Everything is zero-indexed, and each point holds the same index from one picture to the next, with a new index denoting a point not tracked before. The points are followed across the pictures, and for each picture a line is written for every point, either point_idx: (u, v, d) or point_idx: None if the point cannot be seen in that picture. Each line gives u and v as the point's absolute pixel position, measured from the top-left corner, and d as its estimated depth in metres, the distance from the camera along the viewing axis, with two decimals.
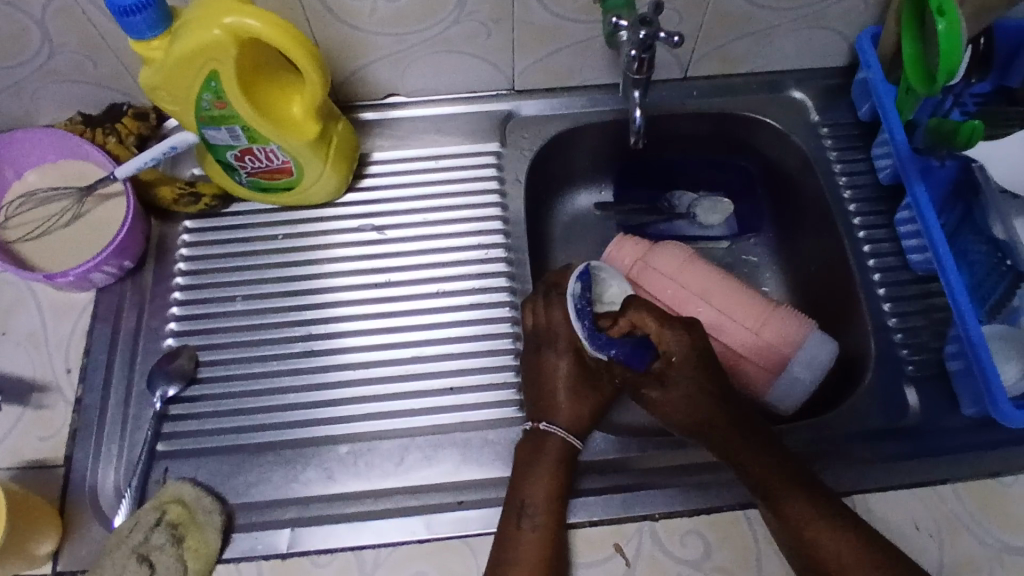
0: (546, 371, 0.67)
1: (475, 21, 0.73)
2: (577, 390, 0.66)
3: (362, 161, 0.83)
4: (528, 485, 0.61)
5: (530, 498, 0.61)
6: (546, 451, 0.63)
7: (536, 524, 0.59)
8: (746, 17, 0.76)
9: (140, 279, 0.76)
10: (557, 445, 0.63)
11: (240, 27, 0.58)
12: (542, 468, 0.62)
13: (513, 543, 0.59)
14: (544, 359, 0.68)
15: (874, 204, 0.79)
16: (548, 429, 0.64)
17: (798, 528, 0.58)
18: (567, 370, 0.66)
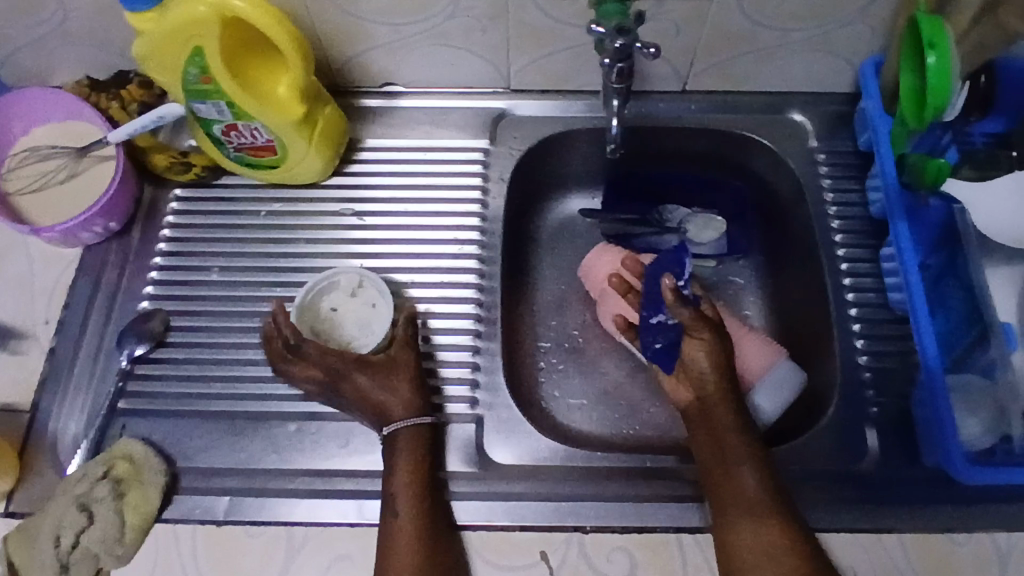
0: (358, 399, 0.66)
1: (471, 17, 0.73)
2: (384, 386, 0.66)
3: (353, 147, 0.83)
4: (396, 474, 0.62)
5: (396, 488, 0.61)
6: (402, 445, 0.63)
7: (403, 514, 0.60)
8: (747, 33, 0.74)
9: (125, 241, 0.79)
10: (408, 436, 0.64)
11: (225, 7, 0.60)
12: (403, 459, 0.63)
13: (393, 533, 0.59)
14: (343, 392, 0.66)
15: (861, 238, 0.77)
16: (395, 429, 0.64)
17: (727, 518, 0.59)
18: (364, 380, 0.66)
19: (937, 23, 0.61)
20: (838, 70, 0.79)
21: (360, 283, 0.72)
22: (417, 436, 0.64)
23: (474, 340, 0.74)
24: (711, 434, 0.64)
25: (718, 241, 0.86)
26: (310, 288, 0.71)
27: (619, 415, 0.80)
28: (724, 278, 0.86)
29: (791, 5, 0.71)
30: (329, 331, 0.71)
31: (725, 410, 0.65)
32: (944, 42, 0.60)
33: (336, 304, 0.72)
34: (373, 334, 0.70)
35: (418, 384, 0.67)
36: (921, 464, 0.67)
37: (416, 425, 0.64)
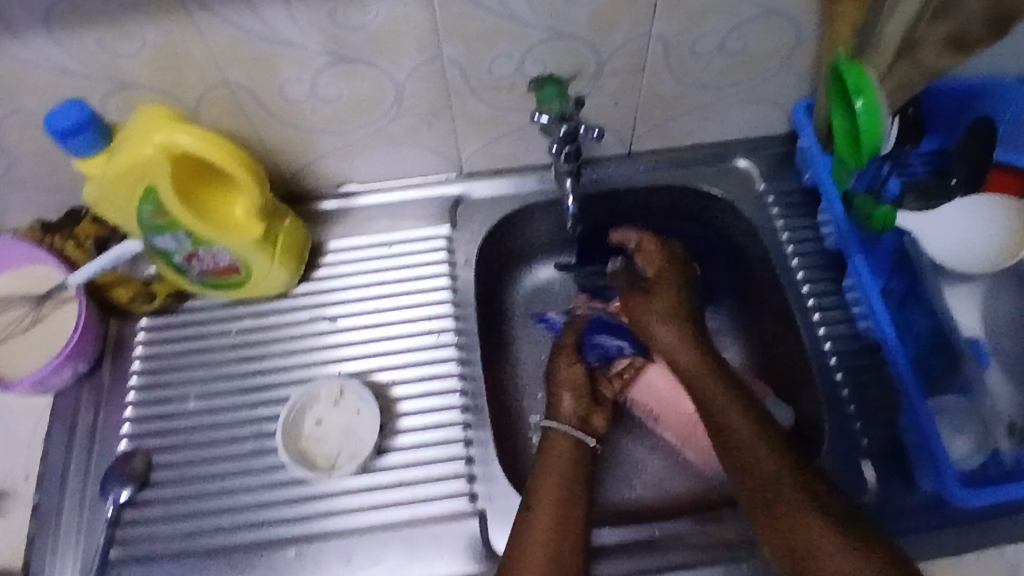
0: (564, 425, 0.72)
1: (416, 115, 0.75)
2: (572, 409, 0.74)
3: (315, 251, 0.83)
4: (524, 548, 0.63)
5: (524, 563, 0.63)
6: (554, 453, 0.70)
7: None
8: (681, 94, 0.78)
9: (95, 381, 0.77)
10: (565, 441, 0.71)
11: (172, 144, 0.61)
12: (553, 468, 0.68)
13: None
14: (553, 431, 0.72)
15: (823, 271, 0.79)
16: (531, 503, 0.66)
17: (773, 523, 0.62)
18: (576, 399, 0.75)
19: (859, 71, 0.63)
20: (772, 117, 0.83)
21: (341, 392, 0.71)
22: (574, 445, 0.71)
23: (463, 431, 0.72)
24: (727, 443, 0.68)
25: None
26: (291, 405, 0.70)
27: (620, 480, 0.80)
28: None
29: (719, 64, 0.74)
30: (312, 449, 0.70)
31: (677, 332, 0.76)
32: (868, 86, 0.62)
33: (319, 417, 0.71)
34: (360, 442, 0.70)
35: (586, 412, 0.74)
36: (918, 489, 0.68)
37: (573, 432, 0.72)
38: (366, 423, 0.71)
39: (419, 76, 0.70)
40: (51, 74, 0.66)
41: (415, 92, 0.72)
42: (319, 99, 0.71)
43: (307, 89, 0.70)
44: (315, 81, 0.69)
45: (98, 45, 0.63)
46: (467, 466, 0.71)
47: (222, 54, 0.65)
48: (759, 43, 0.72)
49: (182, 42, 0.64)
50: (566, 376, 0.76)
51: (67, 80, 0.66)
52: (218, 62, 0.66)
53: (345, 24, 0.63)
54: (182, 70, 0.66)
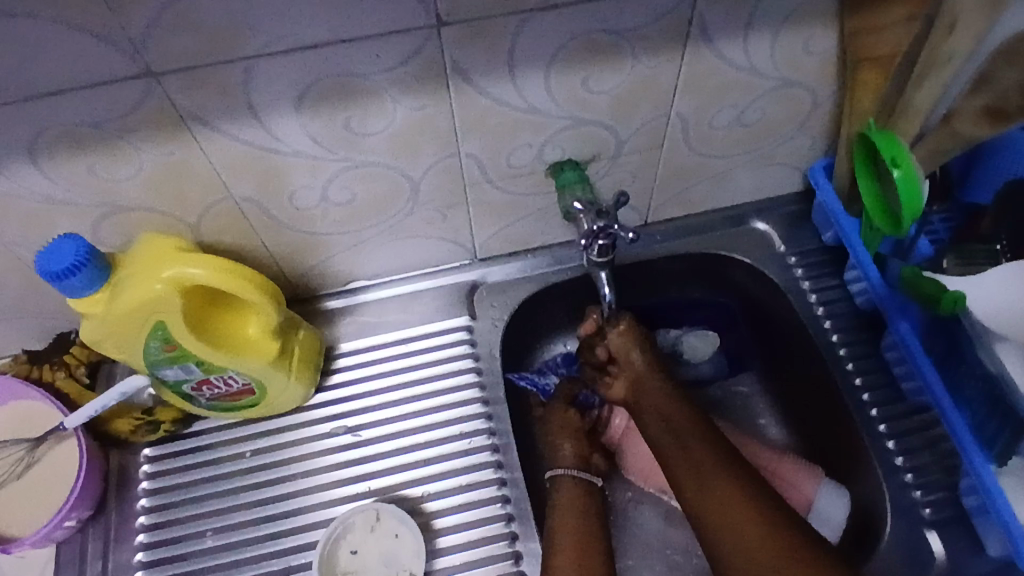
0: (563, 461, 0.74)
1: (430, 209, 0.72)
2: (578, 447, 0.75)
3: (328, 354, 0.78)
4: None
5: None
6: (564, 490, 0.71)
7: None
8: (699, 165, 0.75)
9: (101, 524, 0.70)
10: (570, 484, 0.72)
11: (183, 277, 0.56)
12: (565, 508, 0.70)
13: None
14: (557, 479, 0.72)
15: (856, 332, 0.77)
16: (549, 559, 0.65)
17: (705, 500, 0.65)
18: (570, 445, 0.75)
19: (893, 139, 0.62)
20: (789, 177, 0.81)
21: (378, 517, 0.66)
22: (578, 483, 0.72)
23: (511, 545, 0.68)
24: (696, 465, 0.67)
25: (714, 360, 0.87)
26: (327, 534, 0.65)
27: (666, 568, 0.77)
28: (728, 390, 0.87)
29: (738, 134, 0.72)
30: None
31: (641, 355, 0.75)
32: (904, 157, 0.61)
33: (357, 546, 0.66)
34: (404, 569, 0.65)
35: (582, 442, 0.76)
36: (988, 558, 0.65)
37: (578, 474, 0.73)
38: (408, 548, 0.65)
39: (434, 172, 0.67)
40: (38, 204, 0.60)
41: (430, 188, 0.69)
42: (330, 203, 0.67)
43: (317, 194, 0.66)
44: (326, 187, 0.65)
45: (90, 173, 0.58)
46: None
47: (228, 171, 0.61)
48: (777, 113, 0.71)
49: (184, 162, 0.60)
50: (561, 421, 0.77)
51: (55, 210, 0.61)
52: (223, 178, 0.62)
53: (358, 130, 0.60)
54: (183, 188, 0.62)
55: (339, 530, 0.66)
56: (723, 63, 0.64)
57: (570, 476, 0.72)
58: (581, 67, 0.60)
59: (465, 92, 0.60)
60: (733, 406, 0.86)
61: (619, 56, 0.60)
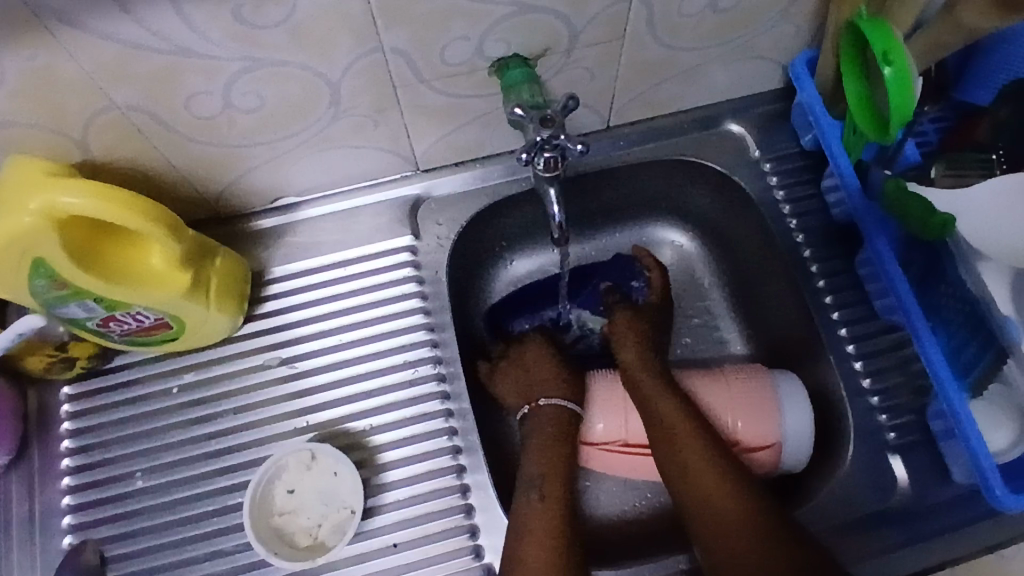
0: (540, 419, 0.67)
1: (358, 115, 0.63)
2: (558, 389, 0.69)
3: (258, 280, 0.71)
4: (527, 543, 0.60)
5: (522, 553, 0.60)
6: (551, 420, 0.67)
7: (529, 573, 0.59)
8: (665, 59, 0.66)
9: (24, 468, 0.66)
10: (549, 423, 0.67)
11: (55, 207, 0.48)
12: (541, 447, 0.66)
13: None
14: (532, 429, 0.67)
15: (832, 246, 0.72)
16: (523, 511, 0.62)
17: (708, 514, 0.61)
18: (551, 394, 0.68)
19: (886, 30, 0.54)
20: (767, 73, 0.72)
21: (313, 456, 0.62)
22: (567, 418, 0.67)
23: (459, 479, 0.65)
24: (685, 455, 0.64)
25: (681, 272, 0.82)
26: (258, 477, 0.61)
27: (625, 491, 0.74)
28: (697, 302, 0.81)
29: (709, 22, 0.63)
30: (292, 523, 0.61)
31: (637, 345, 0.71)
32: (898, 51, 0.53)
33: (294, 485, 0.62)
34: (344, 506, 0.61)
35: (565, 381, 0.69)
36: (951, 483, 0.63)
37: (571, 407, 0.67)
38: (348, 486, 0.61)
39: (355, 71, 0.58)
40: None
41: (354, 90, 0.60)
42: (237, 111, 0.58)
43: (219, 100, 0.57)
44: (228, 92, 0.56)
45: None
46: (467, 518, 0.63)
47: (103, 75, 0.52)
48: None
49: (49, 68, 0.50)
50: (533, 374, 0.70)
51: None
52: (100, 83, 0.52)
53: (255, 22, 0.51)
54: (56, 98, 0.53)
55: (272, 472, 0.61)
56: None
57: (552, 409, 0.67)
58: None
59: None
60: (699, 321, 0.81)
61: None
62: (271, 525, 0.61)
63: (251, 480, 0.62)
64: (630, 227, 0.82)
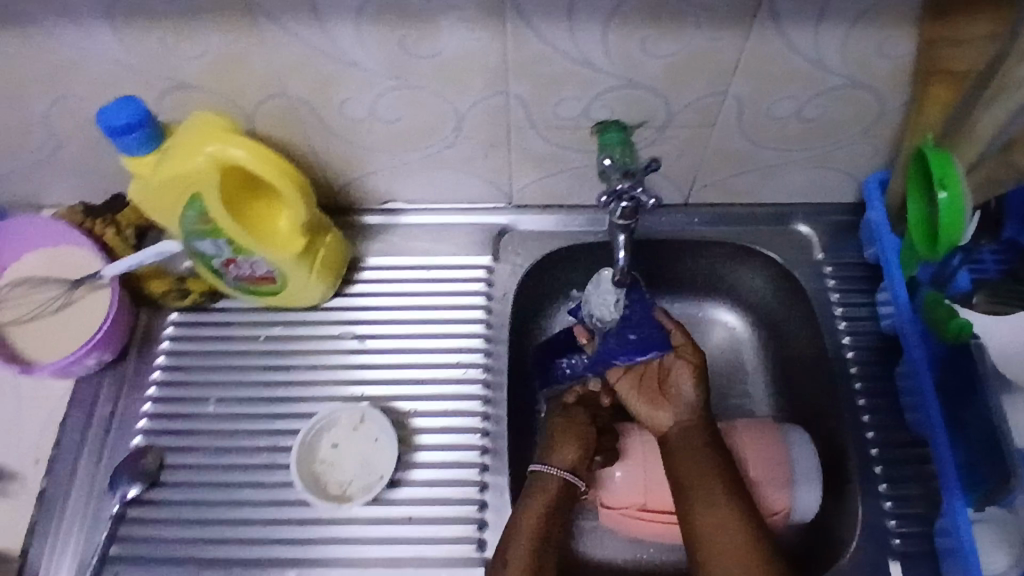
0: (542, 481, 0.69)
1: (473, 144, 0.73)
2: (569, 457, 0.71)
3: (353, 266, 0.81)
4: None
5: None
6: (546, 487, 0.69)
7: None
8: (748, 153, 0.74)
9: (119, 371, 0.76)
10: (553, 487, 0.69)
11: (224, 155, 0.60)
12: (534, 507, 0.67)
13: None
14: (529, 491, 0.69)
15: (875, 354, 0.76)
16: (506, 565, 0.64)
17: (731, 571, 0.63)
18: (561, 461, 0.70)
19: (948, 160, 0.60)
20: (842, 186, 0.79)
21: (362, 418, 0.71)
22: (565, 488, 0.69)
23: (480, 475, 0.71)
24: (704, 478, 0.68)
25: (727, 349, 0.87)
26: (311, 425, 0.70)
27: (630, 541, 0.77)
28: (738, 383, 0.85)
29: (793, 129, 0.71)
30: (328, 472, 0.70)
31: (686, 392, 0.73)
32: (954, 180, 0.59)
33: (338, 441, 0.71)
34: (377, 472, 0.70)
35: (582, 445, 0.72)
36: None
37: (563, 475, 0.69)
38: (381, 454, 0.71)
39: (480, 107, 0.68)
40: (109, 66, 0.65)
41: (476, 122, 0.70)
42: (378, 120, 0.70)
43: (366, 108, 0.68)
44: (375, 102, 0.68)
45: (161, 46, 0.62)
46: (479, 511, 0.69)
47: (285, 67, 0.64)
48: (838, 113, 0.69)
49: (246, 52, 0.63)
50: (558, 433, 0.73)
51: (125, 76, 0.66)
52: (280, 72, 0.65)
53: (415, 52, 0.63)
54: (244, 77, 0.65)
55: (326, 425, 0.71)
56: (789, 49, 0.62)
57: (555, 477, 0.69)
58: (640, 27, 0.60)
59: (519, 28, 0.61)
60: (735, 400, 0.84)
61: (681, 22, 0.60)
62: (311, 470, 0.70)
63: (304, 427, 0.71)
64: (689, 300, 0.88)
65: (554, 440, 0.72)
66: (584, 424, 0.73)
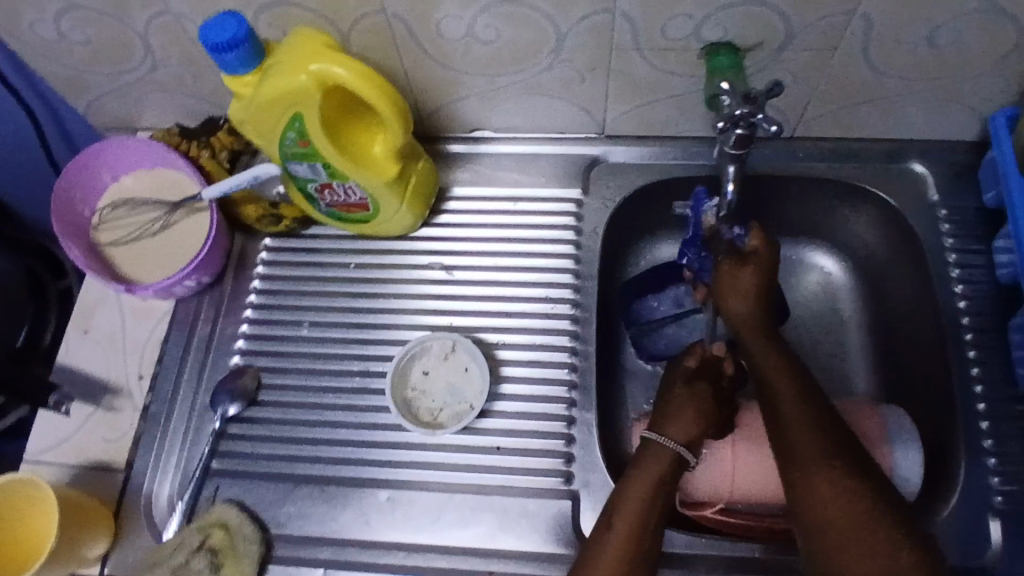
0: (652, 454, 0.63)
1: (570, 68, 0.70)
2: (683, 423, 0.64)
3: (440, 195, 0.80)
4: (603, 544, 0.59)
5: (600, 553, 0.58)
6: (659, 457, 0.62)
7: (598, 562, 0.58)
8: (868, 82, 0.69)
9: (216, 293, 0.78)
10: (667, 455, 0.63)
11: (326, 74, 0.59)
12: (646, 471, 0.62)
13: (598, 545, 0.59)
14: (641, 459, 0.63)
15: (988, 305, 0.71)
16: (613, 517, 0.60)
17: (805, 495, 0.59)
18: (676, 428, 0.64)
19: None
20: (966, 121, 0.73)
21: (453, 348, 0.71)
22: (679, 463, 0.63)
23: (568, 410, 0.70)
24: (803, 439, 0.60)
25: (823, 296, 0.83)
26: (404, 353, 0.71)
27: None
28: (831, 329, 0.82)
29: (923, 55, 0.65)
30: (419, 399, 0.71)
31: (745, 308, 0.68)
32: None
33: (428, 369, 0.71)
34: (465, 402, 0.70)
35: (701, 415, 0.65)
36: None
37: (679, 449, 0.63)
38: (471, 384, 0.71)
39: (583, 27, 0.65)
40: None
41: (576, 44, 0.67)
42: (474, 40, 0.67)
43: (463, 28, 0.66)
44: (473, 21, 0.65)
45: None
46: (565, 445, 0.69)
47: None
48: (979, 38, 0.63)
49: None
50: (681, 400, 0.66)
51: None
52: None
53: None
54: None
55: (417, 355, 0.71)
56: None
57: (668, 448, 0.63)
58: None
59: None
60: (828, 347, 0.81)
61: None
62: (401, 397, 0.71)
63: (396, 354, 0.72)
64: (785, 241, 0.85)
65: (671, 409, 0.65)
66: (706, 397, 0.66)
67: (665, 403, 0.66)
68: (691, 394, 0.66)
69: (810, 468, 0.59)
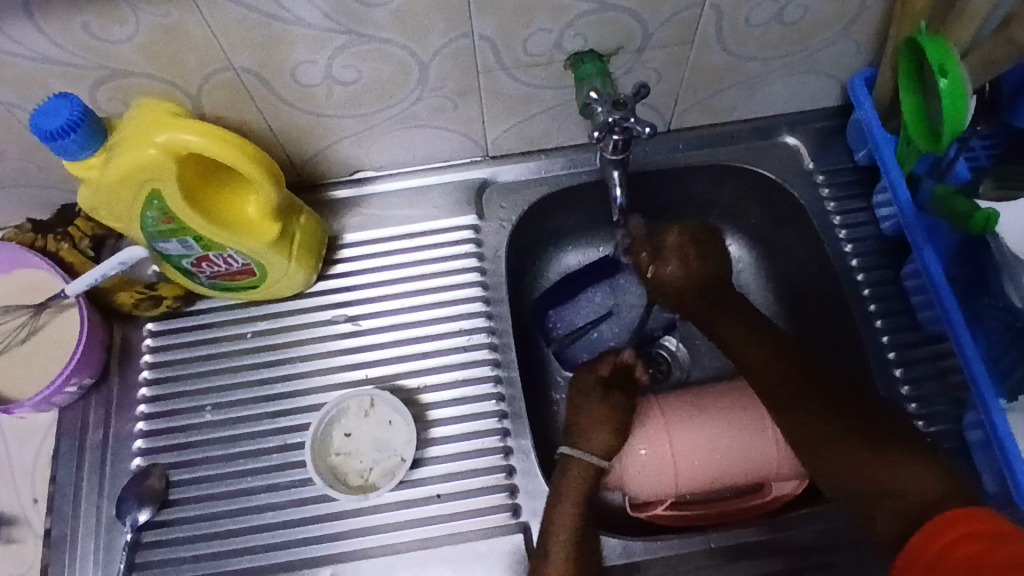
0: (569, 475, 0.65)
1: (440, 96, 0.68)
2: (599, 437, 0.66)
3: (332, 244, 0.77)
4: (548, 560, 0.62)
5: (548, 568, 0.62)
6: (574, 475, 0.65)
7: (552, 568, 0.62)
8: (730, 67, 0.71)
9: (104, 392, 0.71)
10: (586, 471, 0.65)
11: (177, 143, 0.55)
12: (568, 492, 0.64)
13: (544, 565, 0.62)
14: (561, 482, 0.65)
15: (878, 257, 0.75)
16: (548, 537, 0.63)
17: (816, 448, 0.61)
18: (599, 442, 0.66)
19: (943, 45, 0.57)
20: (826, 89, 0.76)
21: (372, 403, 0.68)
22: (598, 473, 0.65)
23: (502, 441, 0.68)
24: (760, 377, 0.65)
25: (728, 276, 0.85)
26: (321, 416, 0.67)
27: None
28: None
29: (775, 34, 0.67)
30: (345, 462, 0.67)
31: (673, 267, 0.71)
32: (953, 66, 0.57)
33: (349, 429, 0.68)
34: (395, 454, 0.67)
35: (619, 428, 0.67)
36: None
37: (595, 462, 0.65)
38: (397, 436, 0.68)
39: (445, 54, 0.64)
40: (32, 64, 0.58)
41: (441, 72, 0.65)
42: (335, 83, 0.64)
43: (321, 71, 0.63)
44: (329, 64, 0.62)
45: (86, 32, 0.56)
46: (507, 478, 0.67)
47: (229, 38, 0.58)
48: (821, 12, 0.65)
49: (181, 26, 0.57)
50: (590, 410, 0.68)
51: (53, 73, 0.59)
52: (223, 45, 0.59)
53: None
54: (182, 55, 0.59)
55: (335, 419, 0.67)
56: None
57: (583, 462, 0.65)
58: None
59: None
60: None
61: None
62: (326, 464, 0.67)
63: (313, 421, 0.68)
64: None
65: (585, 424, 0.67)
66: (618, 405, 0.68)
67: (581, 418, 0.68)
68: (603, 408, 0.68)
69: (795, 411, 0.62)
